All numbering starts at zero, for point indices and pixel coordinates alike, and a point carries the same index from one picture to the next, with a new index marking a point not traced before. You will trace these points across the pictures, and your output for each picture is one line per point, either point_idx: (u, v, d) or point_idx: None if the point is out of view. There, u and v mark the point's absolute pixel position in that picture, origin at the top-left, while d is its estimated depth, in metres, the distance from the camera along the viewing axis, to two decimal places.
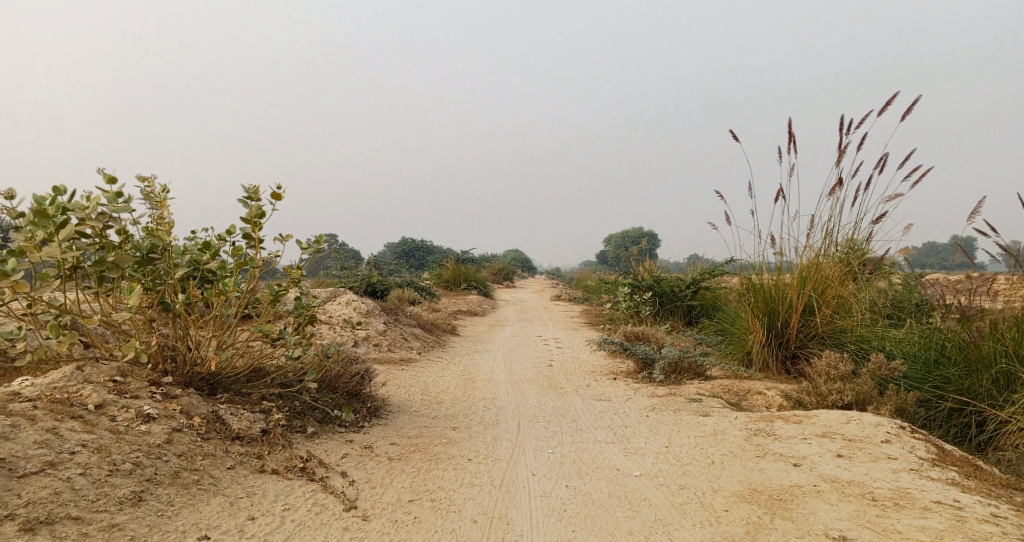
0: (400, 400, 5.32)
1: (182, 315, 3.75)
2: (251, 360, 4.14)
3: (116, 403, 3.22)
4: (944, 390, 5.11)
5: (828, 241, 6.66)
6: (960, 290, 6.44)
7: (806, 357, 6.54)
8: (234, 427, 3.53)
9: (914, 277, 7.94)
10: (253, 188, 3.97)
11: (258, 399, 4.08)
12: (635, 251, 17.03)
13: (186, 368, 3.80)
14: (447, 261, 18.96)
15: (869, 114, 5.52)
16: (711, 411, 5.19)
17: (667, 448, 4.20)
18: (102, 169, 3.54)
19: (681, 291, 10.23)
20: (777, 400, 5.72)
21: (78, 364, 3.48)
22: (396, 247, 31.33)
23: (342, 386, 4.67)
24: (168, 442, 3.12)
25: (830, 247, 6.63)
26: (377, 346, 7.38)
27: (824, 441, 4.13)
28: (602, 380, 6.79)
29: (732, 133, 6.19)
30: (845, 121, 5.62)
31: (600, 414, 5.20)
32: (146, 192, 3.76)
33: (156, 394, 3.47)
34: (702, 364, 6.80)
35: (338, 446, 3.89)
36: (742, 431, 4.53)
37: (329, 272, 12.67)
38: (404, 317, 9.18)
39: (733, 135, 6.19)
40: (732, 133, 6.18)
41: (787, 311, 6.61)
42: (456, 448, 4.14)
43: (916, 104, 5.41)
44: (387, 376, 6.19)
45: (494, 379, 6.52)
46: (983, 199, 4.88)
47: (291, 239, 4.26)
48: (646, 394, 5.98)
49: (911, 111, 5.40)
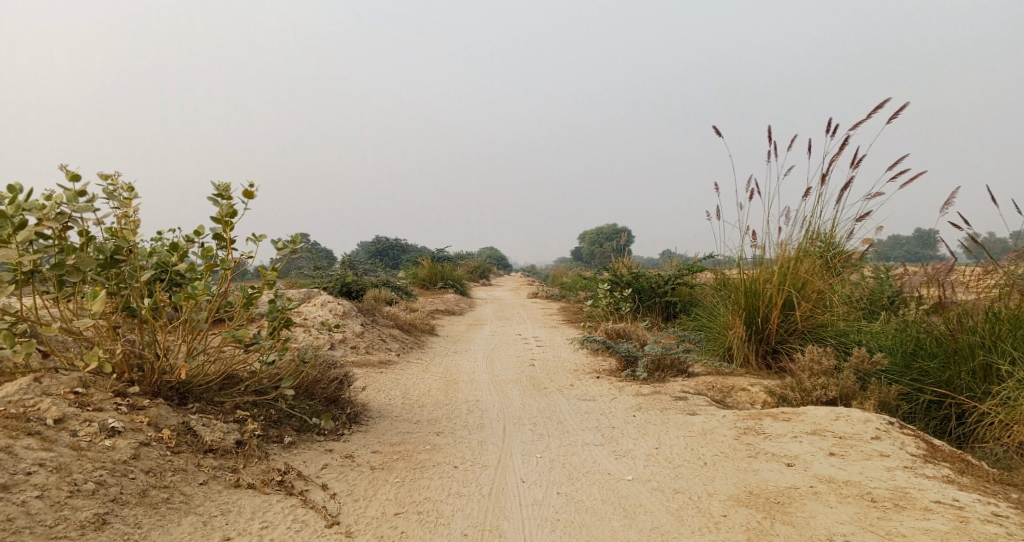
0: (379, 405, 5.15)
1: (149, 320, 3.54)
2: (224, 367, 3.95)
3: (77, 417, 3.00)
4: (923, 383, 5.10)
5: (806, 236, 6.65)
6: (934, 282, 6.48)
7: (788, 352, 6.52)
8: (207, 439, 3.34)
9: (888, 270, 7.99)
10: (223, 185, 3.77)
11: (232, 407, 3.88)
12: (610, 247, 17.02)
13: (155, 377, 3.59)
14: (423, 260, 18.72)
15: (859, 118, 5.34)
16: (697, 410, 5.11)
17: (657, 450, 4.11)
18: (64, 165, 3.30)
19: (660, 288, 10.18)
20: (762, 396, 5.67)
21: (36, 375, 3.22)
22: (370, 246, 30.93)
23: (320, 392, 4.49)
24: (135, 458, 2.92)
25: (810, 242, 6.61)
26: (355, 348, 7.19)
27: (815, 439, 4.08)
28: (585, 379, 6.69)
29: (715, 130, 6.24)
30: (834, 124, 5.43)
31: (586, 415, 5.10)
32: (110, 190, 3.53)
33: (121, 406, 3.26)
34: (684, 361, 6.74)
35: (317, 456, 3.71)
36: (732, 430, 4.45)
37: (303, 271, 12.37)
38: (381, 317, 8.98)
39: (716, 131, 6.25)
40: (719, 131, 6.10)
41: (767, 306, 6.57)
42: (441, 455, 3.99)
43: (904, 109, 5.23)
44: (365, 379, 6.01)
45: (476, 380, 6.38)
46: (955, 189, 4.92)
47: (264, 239, 4.07)
48: (631, 393, 5.89)
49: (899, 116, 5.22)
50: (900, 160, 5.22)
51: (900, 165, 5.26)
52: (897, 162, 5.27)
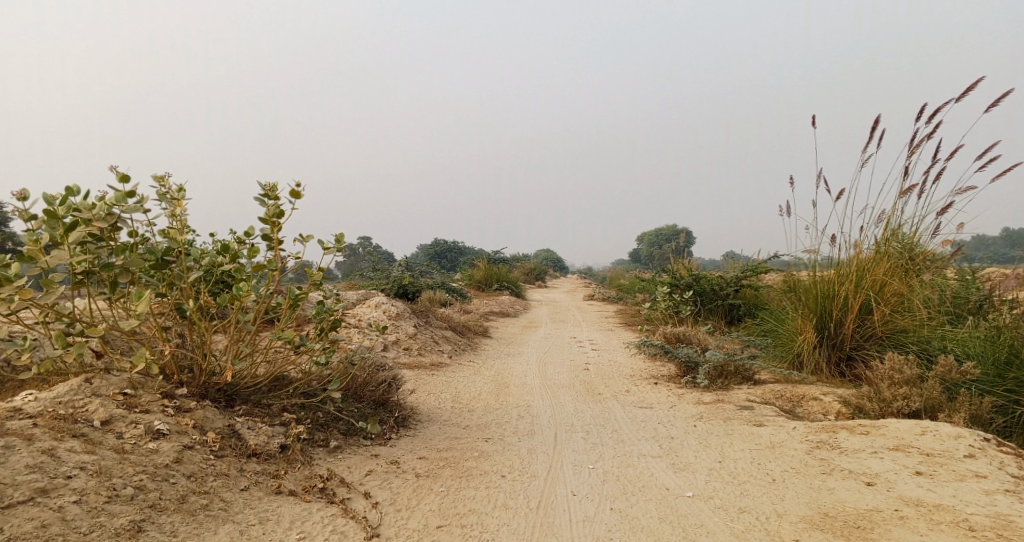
0: (429, 408, 5.04)
1: (196, 321, 3.52)
2: (272, 369, 3.90)
3: (124, 419, 3.00)
4: (1020, 395, 4.62)
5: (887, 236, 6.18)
6: None
7: (863, 359, 6.06)
8: (251, 443, 3.29)
9: (974, 271, 7.36)
10: (269, 185, 3.73)
11: (279, 410, 3.83)
12: (669, 248, 16.53)
13: (203, 379, 3.56)
14: (478, 261, 18.71)
15: (949, 101, 5.06)
16: (765, 421, 4.77)
17: (720, 464, 3.82)
18: (114, 166, 3.31)
19: (722, 290, 9.74)
20: (836, 407, 5.28)
21: (88, 376, 3.24)
22: (428, 249, 31.24)
23: (368, 395, 4.41)
24: (177, 462, 2.88)
25: (886, 243, 6.15)
26: (407, 351, 7.14)
27: (898, 456, 3.70)
28: (643, 385, 6.41)
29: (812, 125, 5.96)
30: (920, 109, 5.16)
31: (643, 423, 4.84)
32: (161, 191, 3.54)
33: (168, 408, 3.24)
34: (749, 368, 6.36)
35: (362, 462, 3.62)
36: (803, 443, 4.11)
37: (361, 274, 12.53)
38: (435, 319, 8.93)
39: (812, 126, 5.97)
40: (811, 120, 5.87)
41: (841, 310, 6.13)
42: (488, 463, 3.83)
43: (1005, 96, 4.94)
44: (417, 382, 5.92)
45: (529, 385, 6.20)
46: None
47: (312, 239, 3.98)
48: (691, 401, 5.58)
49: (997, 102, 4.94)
50: (991, 147, 4.93)
51: (991, 153, 4.96)
52: (989, 150, 4.93)
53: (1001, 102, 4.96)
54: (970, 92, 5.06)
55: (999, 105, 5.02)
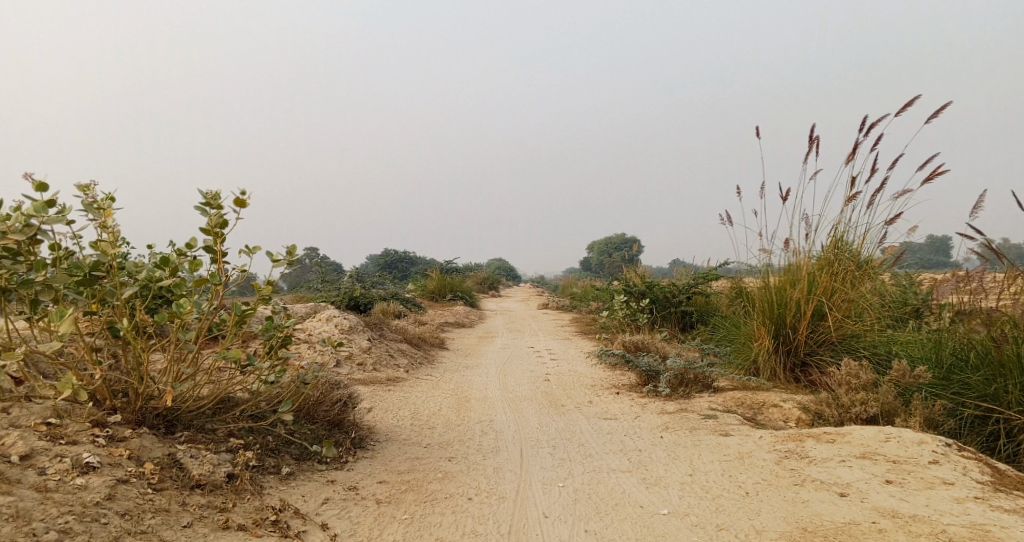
0: (387, 427, 4.80)
1: (131, 341, 3.21)
2: (217, 390, 3.61)
3: (47, 452, 2.69)
4: (965, 397, 4.71)
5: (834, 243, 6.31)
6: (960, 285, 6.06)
7: (818, 365, 6.12)
8: (195, 473, 3.01)
9: (912, 278, 7.63)
10: (211, 193, 3.46)
11: (225, 435, 3.54)
12: (619, 257, 16.67)
13: (139, 404, 3.25)
14: (431, 271, 18.44)
15: (886, 115, 5.32)
16: (730, 430, 4.72)
17: (691, 477, 3.73)
18: (30, 174, 3.00)
19: (675, 297, 9.78)
20: (795, 413, 5.29)
21: (4, 405, 2.90)
22: (379, 259, 30.72)
23: (322, 415, 4.15)
24: (110, 498, 2.60)
25: (835, 249, 6.26)
26: (362, 366, 6.85)
27: (866, 464, 3.69)
28: (604, 396, 6.32)
29: (757, 130, 6.25)
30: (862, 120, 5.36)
31: (609, 436, 4.73)
32: (86, 201, 3.23)
33: (98, 438, 2.94)
34: (709, 376, 6.34)
35: (317, 489, 3.38)
36: (771, 453, 4.07)
37: (310, 286, 12.12)
38: (390, 332, 8.65)
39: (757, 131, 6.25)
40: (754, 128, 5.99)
41: (795, 316, 6.17)
42: (453, 485, 3.64)
43: (942, 108, 5.15)
44: (373, 399, 5.66)
45: (489, 398, 6.03)
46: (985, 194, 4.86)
47: (259, 250, 3.71)
48: (655, 411, 5.51)
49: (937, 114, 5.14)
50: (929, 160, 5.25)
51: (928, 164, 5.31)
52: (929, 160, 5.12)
53: (940, 115, 5.15)
54: (908, 107, 5.30)
55: (938, 116, 5.20)
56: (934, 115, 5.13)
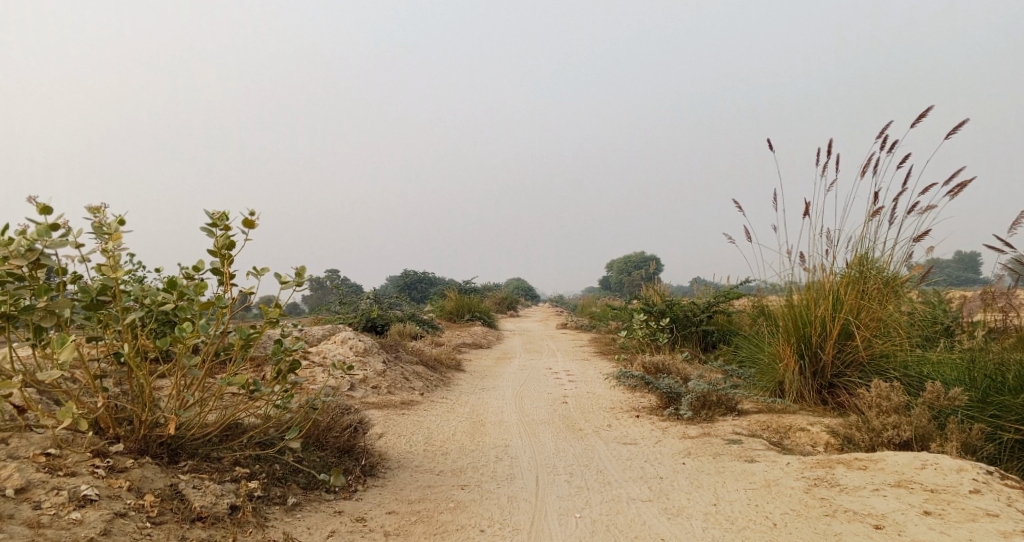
0: (399, 453, 4.67)
1: (134, 367, 3.13)
2: (224, 417, 3.51)
3: (43, 485, 2.62)
4: (1005, 420, 4.47)
5: (857, 261, 6.09)
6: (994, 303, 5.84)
7: (845, 386, 5.88)
8: (196, 505, 2.91)
9: (941, 295, 7.38)
10: (218, 214, 3.40)
11: (230, 464, 3.44)
12: (638, 276, 16.48)
13: (142, 433, 3.16)
14: (449, 291, 18.38)
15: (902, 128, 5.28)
16: (755, 456, 4.52)
17: (715, 507, 3.55)
18: (35, 197, 2.96)
19: (696, 316, 9.56)
20: (824, 438, 5.07)
21: (4, 435, 2.84)
22: (398, 280, 30.78)
23: (332, 442, 4.03)
24: (105, 534, 2.51)
25: (859, 267, 6.05)
26: (376, 389, 6.75)
27: (901, 493, 3.47)
28: (623, 419, 6.13)
29: (768, 142, 5.90)
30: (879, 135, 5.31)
31: (628, 462, 4.55)
32: (94, 224, 3.18)
33: (98, 469, 2.86)
34: (732, 398, 6.13)
35: (324, 521, 3.25)
36: (799, 481, 3.86)
37: (329, 307, 12.12)
38: (405, 353, 8.55)
39: (767, 143, 5.89)
40: (767, 143, 5.90)
41: (820, 336, 5.95)
42: (465, 515, 3.50)
43: (962, 124, 5.09)
44: (386, 424, 5.54)
45: (505, 422, 5.88)
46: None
47: (266, 272, 3.63)
48: (676, 436, 5.32)
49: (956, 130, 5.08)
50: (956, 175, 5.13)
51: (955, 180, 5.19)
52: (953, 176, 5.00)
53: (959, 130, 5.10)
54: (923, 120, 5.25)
55: (957, 132, 5.14)
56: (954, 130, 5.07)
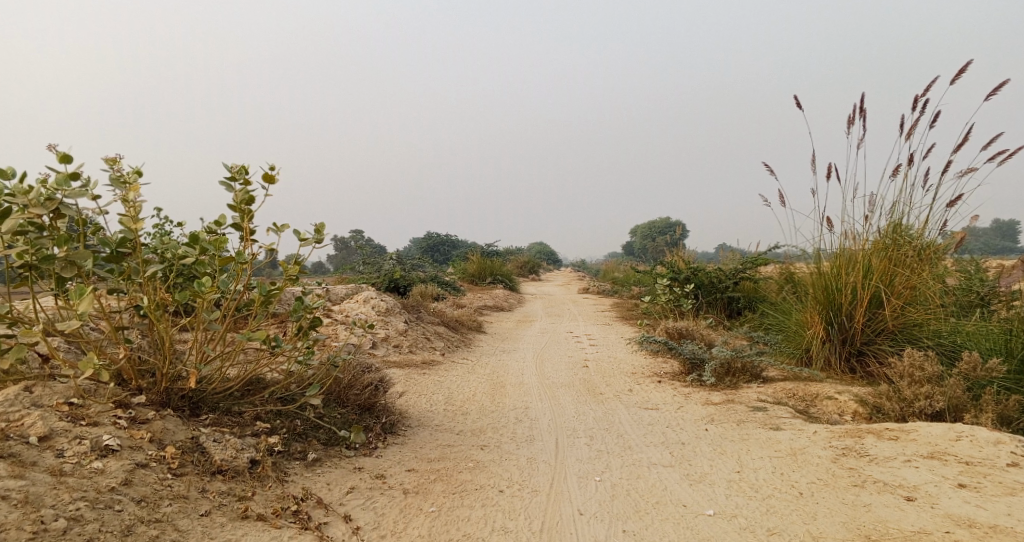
0: (419, 412, 4.67)
1: (155, 321, 3.10)
2: (245, 372, 3.50)
3: (66, 434, 2.63)
4: None
5: (889, 227, 5.84)
6: None
7: (875, 355, 5.71)
8: (216, 458, 2.92)
9: (978, 262, 7.09)
10: (237, 168, 3.33)
11: (251, 419, 3.44)
12: (662, 241, 16.26)
13: (164, 385, 3.15)
14: (471, 254, 18.34)
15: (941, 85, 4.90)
16: (781, 424, 4.42)
17: (739, 474, 3.47)
18: (53, 146, 2.92)
19: (722, 283, 9.38)
20: (852, 406, 4.94)
21: (28, 384, 2.85)
22: (420, 242, 30.82)
23: (352, 399, 4.02)
24: (126, 484, 2.53)
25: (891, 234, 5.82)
26: (398, 348, 6.77)
27: (934, 464, 3.36)
28: (645, 384, 6.07)
29: (796, 99, 5.59)
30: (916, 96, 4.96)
31: (650, 427, 4.49)
32: (112, 175, 3.14)
33: (120, 420, 2.86)
34: (757, 365, 6.01)
35: (343, 477, 3.25)
36: (827, 450, 3.77)
37: (352, 267, 12.17)
38: (427, 314, 8.54)
39: (796, 101, 5.59)
40: (795, 99, 5.59)
41: (850, 304, 5.77)
42: (484, 475, 3.47)
43: (1004, 83, 4.74)
44: (406, 383, 5.54)
45: (526, 384, 5.85)
46: None
47: (287, 228, 3.58)
48: (700, 402, 5.24)
49: (997, 90, 4.75)
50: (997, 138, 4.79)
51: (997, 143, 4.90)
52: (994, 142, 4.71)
53: (1000, 90, 4.75)
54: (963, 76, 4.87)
55: (998, 92, 4.81)
56: (995, 92, 4.75)
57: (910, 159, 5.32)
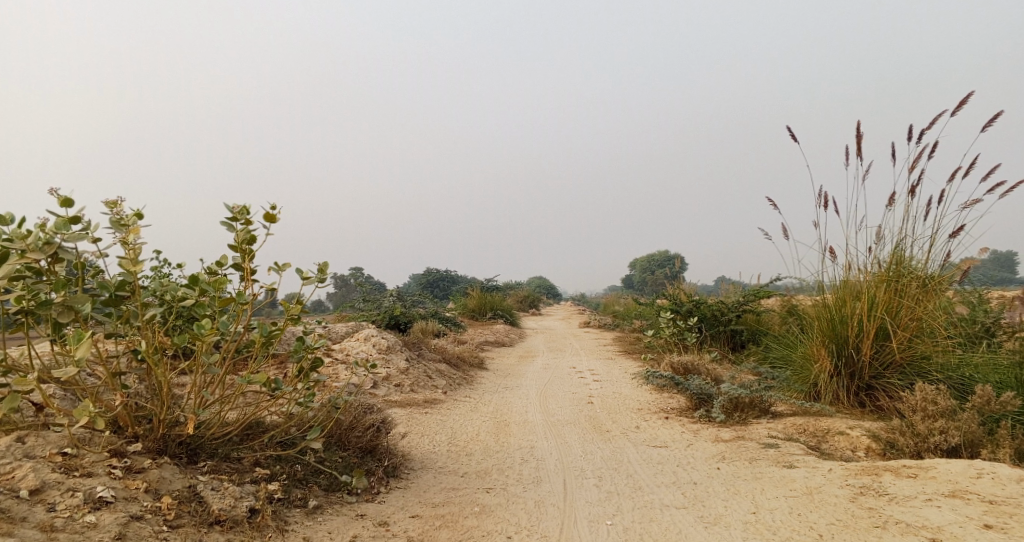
0: (422, 454, 4.55)
1: (152, 365, 3.03)
2: (244, 417, 3.41)
3: (59, 486, 2.54)
4: None
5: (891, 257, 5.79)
6: None
7: (884, 388, 5.61)
8: (214, 508, 2.82)
9: (980, 292, 7.03)
10: (239, 208, 3.30)
11: (251, 464, 3.34)
12: (662, 273, 16.23)
13: (161, 432, 3.06)
14: (471, 289, 18.28)
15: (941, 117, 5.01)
16: (795, 461, 4.31)
17: (755, 516, 3.36)
18: (54, 189, 2.89)
19: (724, 315, 9.31)
20: (865, 442, 4.82)
21: (20, 433, 2.77)
22: (420, 278, 30.80)
23: (354, 442, 3.92)
24: (120, 538, 2.43)
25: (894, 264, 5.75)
26: (399, 387, 6.66)
27: (956, 504, 3.25)
28: (652, 421, 5.95)
29: (790, 131, 5.72)
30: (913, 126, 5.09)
31: (660, 466, 4.37)
32: (113, 218, 3.10)
33: (115, 470, 2.77)
34: (766, 400, 5.91)
35: (345, 526, 3.14)
36: (844, 489, 3.65)
37: (352, 305, 12.09)
38: (428, 351, 8.44)
39: (790, 132, 5.72)
40: (789, 131, 5.73)
41: (857, 336, 5.68)
42: (491, 521, 3.35)
43: (997, 116, 4.89)
44: (408, 423, 5.43)
45: (531, 422, 5.73)
46: None
47: (288, 267, 3.53)
48: (709, 439, 5.12)
49: (991, 122, 4.88)
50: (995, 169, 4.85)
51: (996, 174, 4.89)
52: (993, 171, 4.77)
53: (994, 122, 4.90)
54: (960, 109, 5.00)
55: (992, 124, 4.91)
56: (989, 123, 4.88)
57: (910, 189, 5.30)
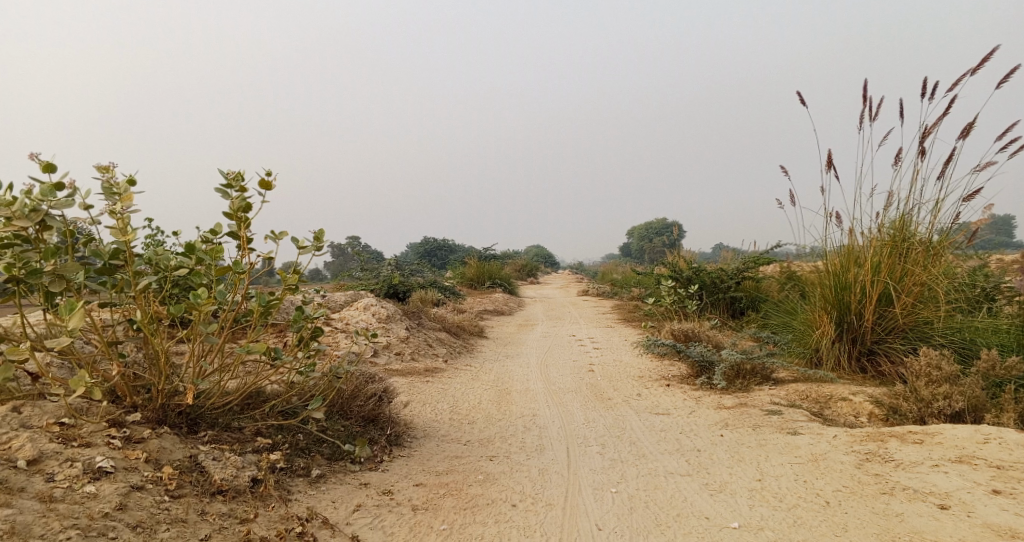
0: (424, 422, 4.52)
1: (148, 335, 2.95)
2: (245, 386, 3.36)
3: (57, 456, 2.49)
4: None
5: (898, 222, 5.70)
6: None
7: (886, 354, 5.58)
8: (216, 477, 2.78)
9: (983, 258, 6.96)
10: (233, 174, 3.19)
11: (252, 434, 3.30)
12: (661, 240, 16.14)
13: (161, 402, 3.01)
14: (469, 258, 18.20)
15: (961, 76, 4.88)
16: (799, 428, 4.29)
17: (760, 483, 3.34)
18: (37, 154, 2.78)
19: (724, 282, 9.25)
20: (867, 408, 4.80)
21: (16, 403, 2.71)
22: (417, 247, 30.68)
23: (356, 411, 3.88)
24: (121, 509, 2.39)
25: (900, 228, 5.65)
26: (400, 356, 6.62)
27: (964, 469, 3.23)
28: (654, 388, 5.93)
29: (801, 95, 5.70)
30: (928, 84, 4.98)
31: (663, 433, 4.35)
32: (103, 184, 3.00)
33: (114, 440, 2.72)
34: (767, 367, 5.89)
35: (349, 494, 3.11)
36: (849, 455, 3.63)
37: (350, 274, 12.00)
38: (428, 320, 8.40)
39: (801, 97, 5.71)
40: (795, 95, 5.71)
41: (860, 301, 5.62)
42: (495, 489, 3.33)
43: (1012, 72, 4.79)
44: (409, 392, 5.40)
45: (532, 390, 5.71)
46: None
47: (286, 235, 3.44)
48: (711, 406, 5.10)
49: (1006, 79, 4.77)
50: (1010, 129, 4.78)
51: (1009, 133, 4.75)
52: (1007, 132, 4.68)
53: (1010, 79, 4.79)
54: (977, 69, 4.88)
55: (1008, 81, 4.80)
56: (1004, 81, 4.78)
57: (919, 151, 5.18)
